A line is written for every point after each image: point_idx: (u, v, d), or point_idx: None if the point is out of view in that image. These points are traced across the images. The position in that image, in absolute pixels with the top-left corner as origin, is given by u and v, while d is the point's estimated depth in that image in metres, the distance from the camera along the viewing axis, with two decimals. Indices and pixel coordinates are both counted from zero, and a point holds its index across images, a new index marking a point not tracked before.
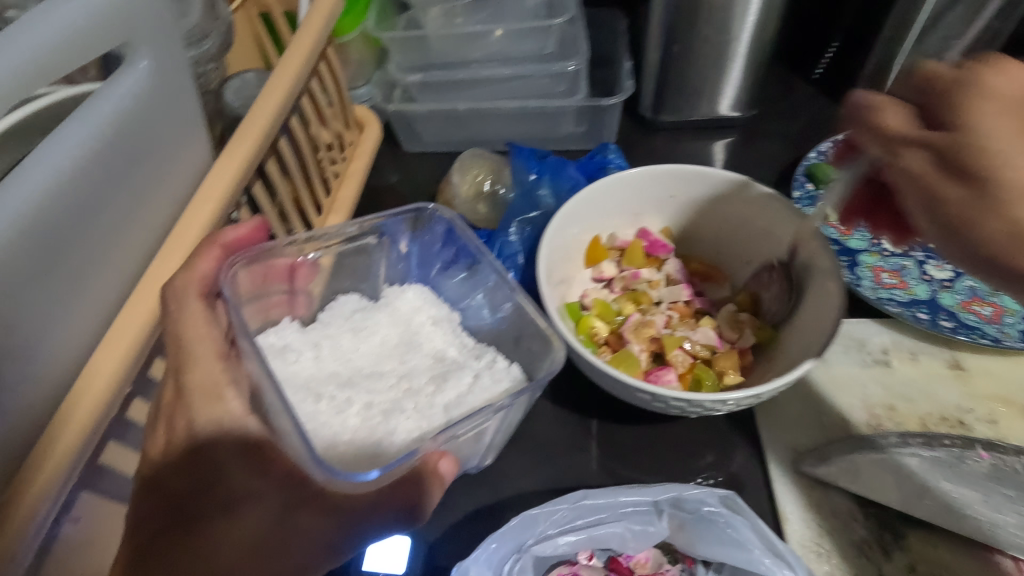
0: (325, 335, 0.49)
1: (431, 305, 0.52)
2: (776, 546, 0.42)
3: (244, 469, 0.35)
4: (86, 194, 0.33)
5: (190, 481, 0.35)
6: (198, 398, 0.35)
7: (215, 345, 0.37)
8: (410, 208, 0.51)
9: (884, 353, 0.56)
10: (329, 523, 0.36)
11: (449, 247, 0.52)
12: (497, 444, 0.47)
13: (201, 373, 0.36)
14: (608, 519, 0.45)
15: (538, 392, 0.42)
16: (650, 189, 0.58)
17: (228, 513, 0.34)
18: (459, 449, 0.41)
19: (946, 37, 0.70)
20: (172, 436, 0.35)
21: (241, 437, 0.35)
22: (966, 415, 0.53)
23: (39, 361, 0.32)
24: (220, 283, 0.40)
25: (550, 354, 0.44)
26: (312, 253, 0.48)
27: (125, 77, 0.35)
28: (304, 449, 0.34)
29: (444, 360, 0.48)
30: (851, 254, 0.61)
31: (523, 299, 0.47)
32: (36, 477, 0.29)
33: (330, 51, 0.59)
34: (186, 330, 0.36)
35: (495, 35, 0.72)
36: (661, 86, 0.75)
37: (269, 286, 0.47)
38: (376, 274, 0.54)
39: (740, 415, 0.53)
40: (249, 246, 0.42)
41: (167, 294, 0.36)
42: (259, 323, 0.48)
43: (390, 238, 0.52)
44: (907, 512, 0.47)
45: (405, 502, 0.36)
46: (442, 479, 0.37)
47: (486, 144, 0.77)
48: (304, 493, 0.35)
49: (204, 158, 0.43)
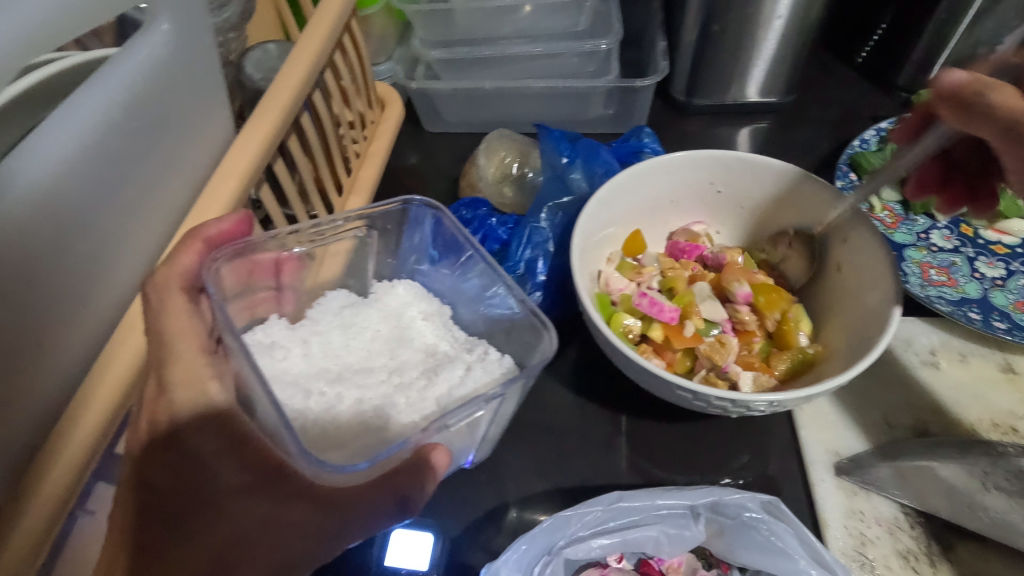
0: (314, 332, 0.46)
1: (422, 300, 0.50)
2: (821, 555, 0.40)
3: (232, 464, 0.31)
4: (103, 166, 0.31)
5: (180, 479, 0.31)
6: (179, 391, 0.32)
7: (200, 342, 0.34)
8: (396, 200, 0.47)
9: (932, 354, 0.54)
10: (324, 515, 0.33)
11: (440, 241, 0.50)
12: (491, 437, 0.45)
13: (182, 368, 0.32)
14: (642, 522, 0.43)
15: (532, 381, 0.40)
16: (691, 173, 0.55)
17: (217, 510, 0.31)
18: (452, 442, 0.39)
19: (1002, 22, 0.66)
20: (155, 426, 0.31)
21: (228, 429, 0.31)
22: (1018, 421, 0.51)
23: (56, 346, 0.30)
24: (202, 278, 0.36)
25: (542, 341, 0.42)
26: (297, 247, 0.45)
27: (144, 40, 0.32)
28: (291, 441, 0.32)
29: (436, 354, 0.46)
30: (897, 249, 0.59)
31: (535, 309, 0.42)
32: (50, 472, 0.27)
33: (354, 23, 0.56)
34: (168, 325, 0.33)
35: (525, 11, 0.69)
36: (695, 69, 0.72)
37: (255, 282, 0.45)
38: (366, 270, 0.51)
39: (776, 417, 0.51)
40: (233, 241, 0.38)
41: (147, 291, 0.33)
42: (245, 321, 0.45)
43: (380, 233, 0.49)
44: (957, 522, 0.45)
45: (398, 493, 0.33)
46: (432, 473, 0.34)
47: (512, 125, 0.74)
48: (294, 486, 0.32)
49: (226, 132, 0.41)
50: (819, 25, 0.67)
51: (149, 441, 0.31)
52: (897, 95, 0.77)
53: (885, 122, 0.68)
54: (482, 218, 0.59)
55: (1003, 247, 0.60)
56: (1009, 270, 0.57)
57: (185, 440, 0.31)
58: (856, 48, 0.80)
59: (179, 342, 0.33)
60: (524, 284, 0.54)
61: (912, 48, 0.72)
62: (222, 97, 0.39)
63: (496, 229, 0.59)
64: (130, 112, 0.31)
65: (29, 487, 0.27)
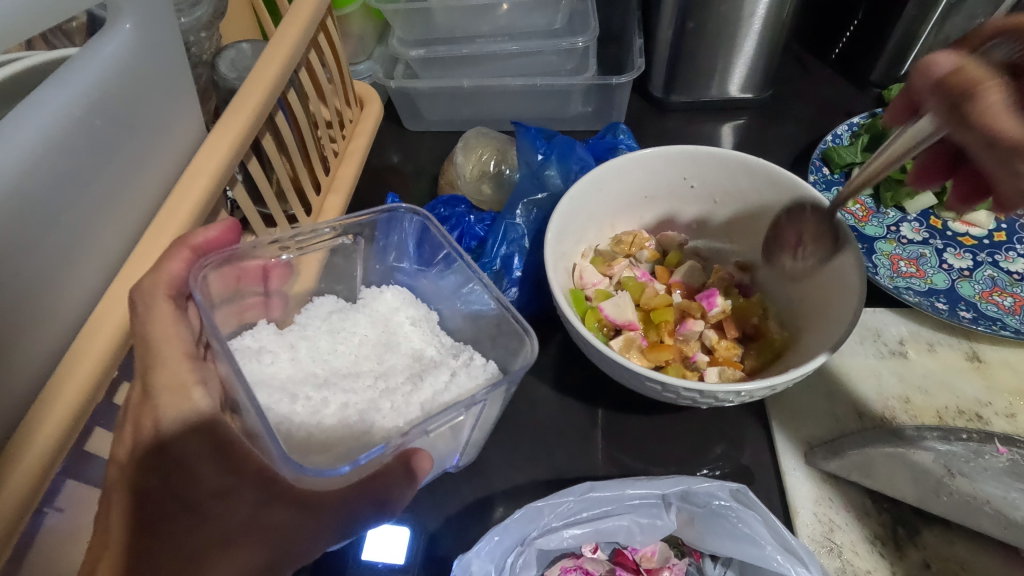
0: (302, 336, 0.47)
1: (410, 306, 0.50)
2: (788, 542, 0.41)
3: (215, 468, 0.32)
4: (66, 166, 0.31)
5: (162, 484, 0.31)
6: (164, 397, 0.33)
7: (185, 347, 0.35)
8: (382, 207, 0.47)
9: (901, 344, 0.55)
10: (305, 517, 0.33)
11: (423, 244, 0.50)
12: (476, 441, 0.46)
13: (168, 374, 0.33)
14: (614, 512, 0.44)
15: (513, 386, 0.41)
16: (665, 170, 0.55)
17: (197, 514, 0.31)
18: (435, 446, 0.39)
19: (970, 17, 0.67)
20: (140, 432, 0.32)
21: (213, 434, 0.32)
22: (984, 408, 0.52)
23: (22, 346, 0.30)
24: (189, 286, 0.37)
25: (524, 348, 0.42)
26: (286, 254, 0.46)
27: (107, 41, 0.32)
28: (273, 447, 0.33)
29: (422, 359, 0.47)
30: (868, 241, 0.60)
31: (505, 306, 0.43)
32: (13, 469, 0.28)
33: (329, 22, 0.56)
34: (154, 331, 0.34)
35: (502, 9, 0.69)
36: (672, 65, 0.72)
37: (243, 289, 0.45)
38: (353, 275, 0.51)
39: (750, 409, 0.52)
40: (221, 249, 0.40)
41: (134, 295, 0.33)
42: (233, 327, 0.46)
43: (368, 239, 0.49)
44: (922, 507, 0.46)
45: (379, 496, 0.34)
46: (413, 478, 0.35)
47: (492, 123, 0.75)
48: (273, 490, 0.33)
49: (196, 132, 0.41)
50: (793, 22, 0.68)
51: (133, 447, 0.31)
52: (871, 90, 0.78)
53: (857, 117, 0.69)
54: (460, 216, 0.60)
55: (971, 239, 0.61)
56: (976, 261, 0.59)
57: (168, 445, 0.32)
58: (831, 44, 0.81)
59: (164, 346, 0.34)
60: (501, 280, 0.55)
61: (885, 43, 0.73)
62: (190, 97, 0.39)
63: (474, 226, 0.59)
64: (95, 110, 0.32)
65: None
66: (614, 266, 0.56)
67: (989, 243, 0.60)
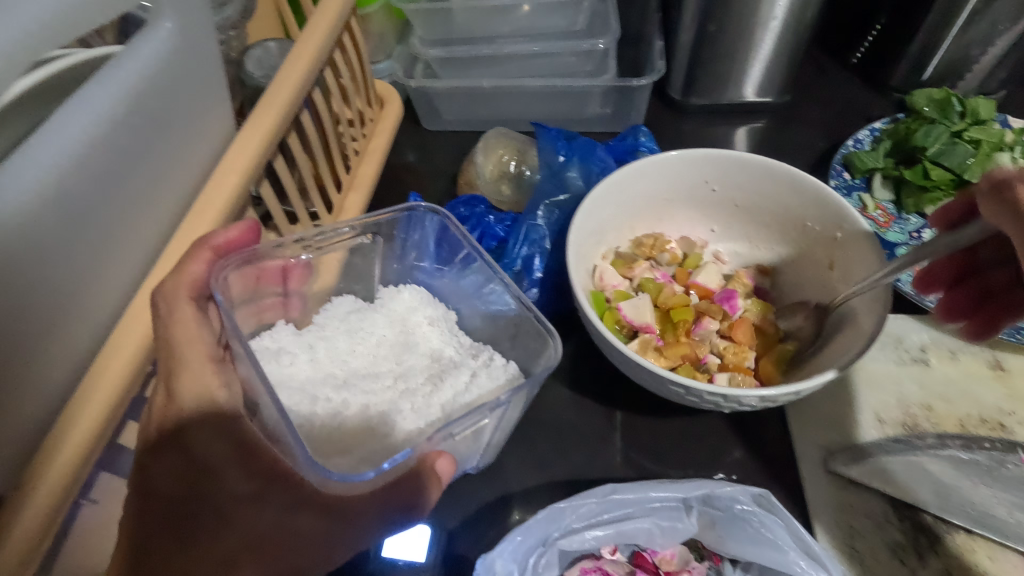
0: (320, 337, 0.47)
1: (427, 306, 0.50)
2: (811, 547, 0.41)
3: (240, 472, 0.32)
4: (106, 163, 0.31)
5: (186, 485, 0.32)
6: (189, 400, 0.33)
7: (207, 349, 0.35)
8: (401, 207, 0.47)
9: (922, 351, 0.55)
10: (332, 522, 0.33)
11: (444, 244, 0.50)
12: (496, 444, 0.45)
13: (190, 378, 0.33)
14: (635, 515, 0.44)
15: (535, 390, 0.40)
16: (687, 173, 0.55)
17: (221, 516, 0.32)
18: (456, 449, 0.39)
19: (994, 23, 0.67)
20: (163, 436, 0.32)
21: (234, 435, 0.33)
22: (1006, 417, 0.51)
23: (61, 340, 0.31)
24: (211, 286, 0.37)
25: (547, 348, 0.42)
26: (305, 254, 0.45)
27: (148, 38, 0.33)
28: (299, 451, 0.33)
29: (441, 360, 0.47)
30: (889, 247, 0.60)
31: (534, 317, 0.43)
32: (53, 462, 0.28)
33: (354, 22, 0.57)
34: (177, 334, 0.34)
35: (524, 10, 0.69)
36: (692, 68, 0.72)
37: (263, 289, 0.45)
38: (372, 274, 0.51)
39: (770, 413, 0.52)
40: (241, 249, 0.39)
41: (156, 297, 0.33)
42: (253, 326, 0.46)
43: (387, 238, 0.49)
44: (944, 515, 0.46)
45: (405, 501, 0.34)
46: (439, 480, 0.35)
47: (510, 123, 0.75)
48: (301, 495, 0.33)
49: (226, 131, 0.41)
50: (815, 26, 0.68)
51: (156, 446, 0.32)
52: (891, 96, 0.77)
53: (880, 121, 0.68)
54: (479, 215, 0.60)
55: None
56: None
57: (192, 447, 0.32)
58: (851, 48, 0.80)
59: (188, 349, 0.34)
60: (521, 281, 0.55)
61: (907, 48, 0.73)
62: (222, 96, 0.40)
63: (493, 227, 0.59)
64: (135, 108, 0.32)
65: (34, 476, 0.28)
66: (632, 267, 0.55)
67: None
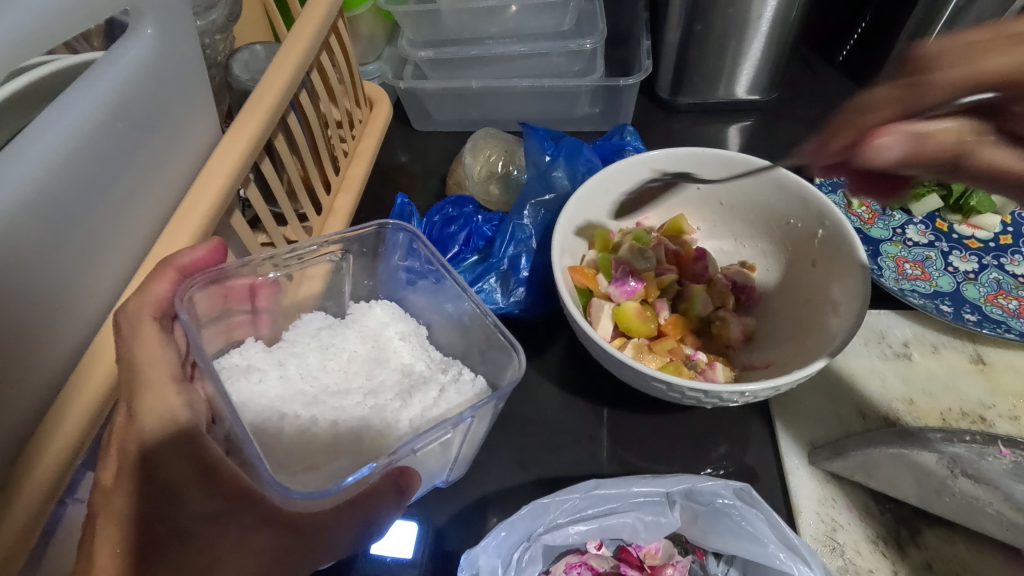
0: (290, 354, 0.47)
1: (399, 321, 0.50)
2: (790, 540, 0.42)
3: (201, 492, 0.32)
4: (89, 169, 0.32)
5: (144, 507, 0.31)
6: (151, 421, 0.32)
7: (170, 369, 0.35)
8: (371, 224, 0.48)
9: (905, 346, 0.55)
10: (296, 539, 0.34)
11: (414, 258, 0.50)
12: (465, 457, 0.46)
13: (153, 399, 0.33)
14: (619, 509, 0.45)
15: (502, 403, 0.40)
16: (671, 172, 0.56)
17: (184, 541, 0.31)
18: (422, 462, 0.39)
19: (979, 20, 0.67)
20: (125, 455, 0.32)
21: (192, 452, 0.32)
22: (987, 411, 0.52)
23: (47, 341, 0.31)
24: (175, 307, 0.37)
25: (511, 363, 0.43)
26: (273, 272, 0.46)
27: (130, 45, 0.33)
28: (262, 470, 0.34)
29: (412, 374, 0.47)
30: (873, 244, 0.60)
31: (492, 323, 0.44)
32: (37, 464, 0.28)
33: (341, 25, 0.57)
34: (139, 353, 0.33)
35: (511, 11, 0.69)
36: (680, 67, 0.73)
37: (231, 307, 0.45)
38: (342, 290, 0.52)
39: (754, 409, 0.52)
40: (207, 268, 0.38)
41: (118, 318, 0.33)
42: (221, 344, 0.46)
43: (355, 256, 0.50)
44: (925, 509, 0.46)
45: (366, 518, 0.35)
46: (402, 494, 0.36)
47: (500, 124, 0.76)
48: (264, 513, 0.33)
49: (210, 135, 0.41)
50: (800, 24, 0.68)
51: (122, 467, 0.32)
52: None
53: None
54: (468, 215, 0.61)
55: (977, 241, 0.61)
56: (982, 264, 0.59)
57: (153, 468, 0.32)
58: (838, 46, 0.81)
59: (150, 369, 0.33)
60: (508, 280, 0.56)
61: (893, 46, 0.73)
62: (206, 100, 0.40)
63: (481, 226, 0.60)
64: (116, 114, 0.32)
65: (21, 476, 0.28)
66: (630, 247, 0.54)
67: (994, 246, 0.60)
